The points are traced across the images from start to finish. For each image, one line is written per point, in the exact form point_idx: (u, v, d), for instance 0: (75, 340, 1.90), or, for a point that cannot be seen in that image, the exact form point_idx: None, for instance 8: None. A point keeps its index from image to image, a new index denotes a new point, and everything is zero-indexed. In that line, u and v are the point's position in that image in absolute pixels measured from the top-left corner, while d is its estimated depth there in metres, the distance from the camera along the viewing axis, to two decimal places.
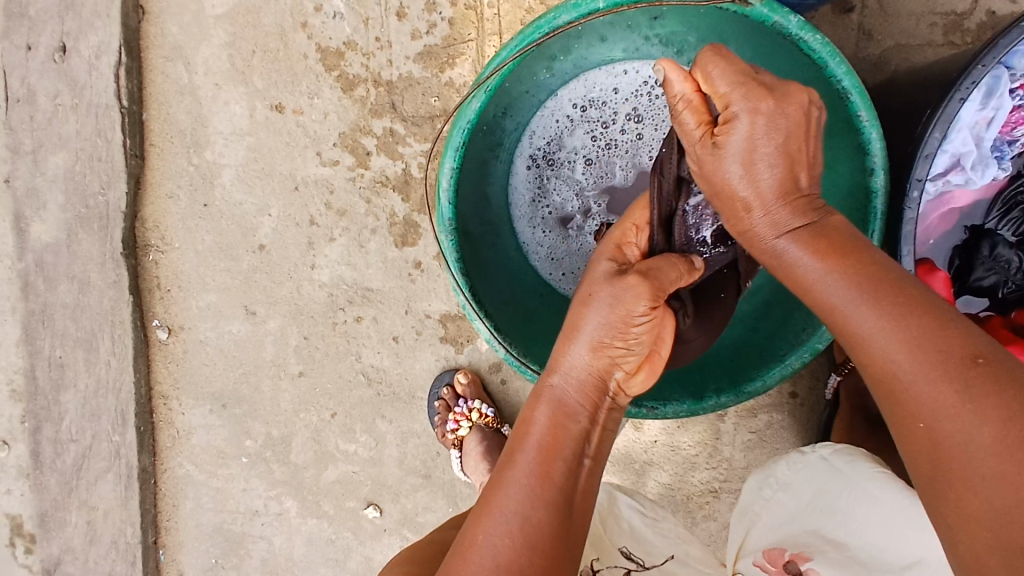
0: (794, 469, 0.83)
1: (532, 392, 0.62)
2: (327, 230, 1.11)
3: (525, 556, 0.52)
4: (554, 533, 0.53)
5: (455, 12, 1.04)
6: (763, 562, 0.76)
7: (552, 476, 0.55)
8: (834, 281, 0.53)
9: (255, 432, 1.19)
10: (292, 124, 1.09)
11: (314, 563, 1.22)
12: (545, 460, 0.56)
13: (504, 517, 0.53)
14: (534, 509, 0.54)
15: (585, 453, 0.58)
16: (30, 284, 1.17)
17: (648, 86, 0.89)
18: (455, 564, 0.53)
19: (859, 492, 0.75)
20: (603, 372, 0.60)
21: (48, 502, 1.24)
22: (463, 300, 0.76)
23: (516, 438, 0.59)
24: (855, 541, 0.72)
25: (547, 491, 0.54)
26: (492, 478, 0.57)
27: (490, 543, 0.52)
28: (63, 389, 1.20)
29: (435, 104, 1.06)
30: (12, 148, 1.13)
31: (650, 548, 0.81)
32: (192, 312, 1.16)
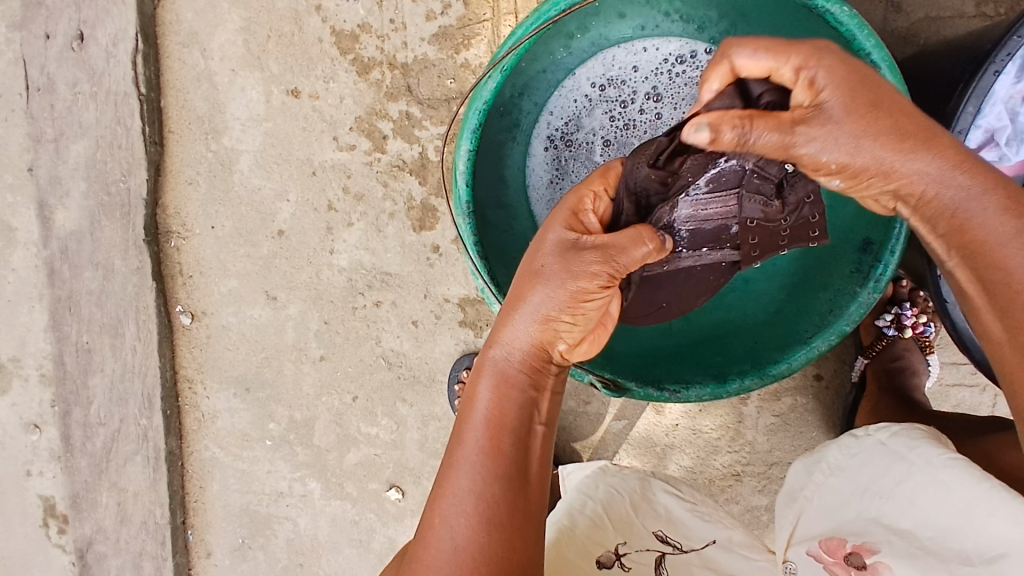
0: (847, 456, 0.77)
1: (474, 371, 0.60)
2: (345, 215, 1.11)
3: (484, 536, 0.53)
4: (509, 506, 0.54)
5: None
6: (817, 551, 0.70)
7: (499, 451, 0.55)
8: (985, 210, 0.52)
9: (279, 416, 1.21)
10: (308, 108, 1.08)
11: (338, 543, 1.24)
12: (492, 441, 0.56)
13: (454, 506, 0.54)
14: (488, 488, 0.54)
15: (531, 422, 0.58)
16: (56, 272, 1.18)
17: (668, 63, 0.85)
18: (417, 552, 0.55)
19: (927, 480, 0.67)
20: (555, 335, 0.59)
21: (80, 484, 1.27)
22: (481, 285, 0.75)
23: (462, 418, 0.58)
24: (923, 530, 0.65)
25: (496, 466, 0.55)
26: (443, 467, 0.57)
27: (449, 531, 0.54)
28: (90, 374, 1.22)
29: (451, 85, 1.05)
30: (34, 137, 1.15)
31: (687, 532, 0.81)
32: (214, 297, 1.17)
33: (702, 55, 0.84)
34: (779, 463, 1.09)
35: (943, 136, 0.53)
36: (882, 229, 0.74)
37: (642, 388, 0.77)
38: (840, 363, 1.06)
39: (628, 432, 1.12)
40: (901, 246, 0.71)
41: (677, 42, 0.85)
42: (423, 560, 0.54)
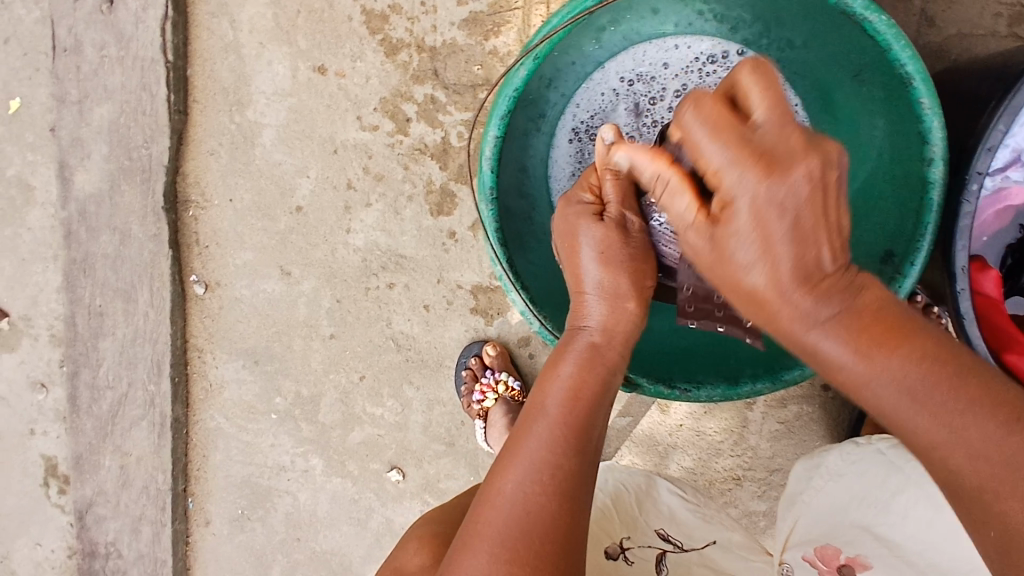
0: (847, 463, 0.81)
1: (557, 351, 0.66)
2: (364, 195, 1.11)
3: (552, 494, 0.54)
4: (580, 470, 0.56)
5: None
6: (812, 557, 0.75)
7: (575, 422, 0.58)
8: (869, 369, 0.48)
9: (286, 390, 1.22)
10: (334, 86, 1.08)
11: (337, 520, 1.25)
12: (568, 414, 0.58)
13: (526, 456, 0.56)
14: (561, 458, 0.56)
15: (607, 402, 0.62)
16: (73, 233, 1.19)
17: (699, 63, 0.85)
18: (479, 508, 0.55)
19: (921, 497, 0.73)
20: (611, 292, 0.67)
21: (84, 445, 1.29)
22: (500, 272, 0.75)
23: (539, 392, 0.61)
24: (912, 544, 0.71)
25: (574, 441, 0.57)
26: (513, 437, 0.59)
27: (515, 482, 0.55)
28: (101, 337, 1.23)
29: (478, 72, 1.04)
30: (59, 98, 1.15)
31: (689, 531, 0.82)
32: (228, 269, 1.18)
33: (734, 57, 0.84)
34: (780, 469, 1.09)
35: (836, 236, 0.48)
36: (905, 243, 0.74)
37: (653, 385, 0.78)
38: None
39: (631, 429, 1.12)
40: (921, 261, 0.71)
41: (709, 41, 0.84)
42: (484, 518, 0.54)
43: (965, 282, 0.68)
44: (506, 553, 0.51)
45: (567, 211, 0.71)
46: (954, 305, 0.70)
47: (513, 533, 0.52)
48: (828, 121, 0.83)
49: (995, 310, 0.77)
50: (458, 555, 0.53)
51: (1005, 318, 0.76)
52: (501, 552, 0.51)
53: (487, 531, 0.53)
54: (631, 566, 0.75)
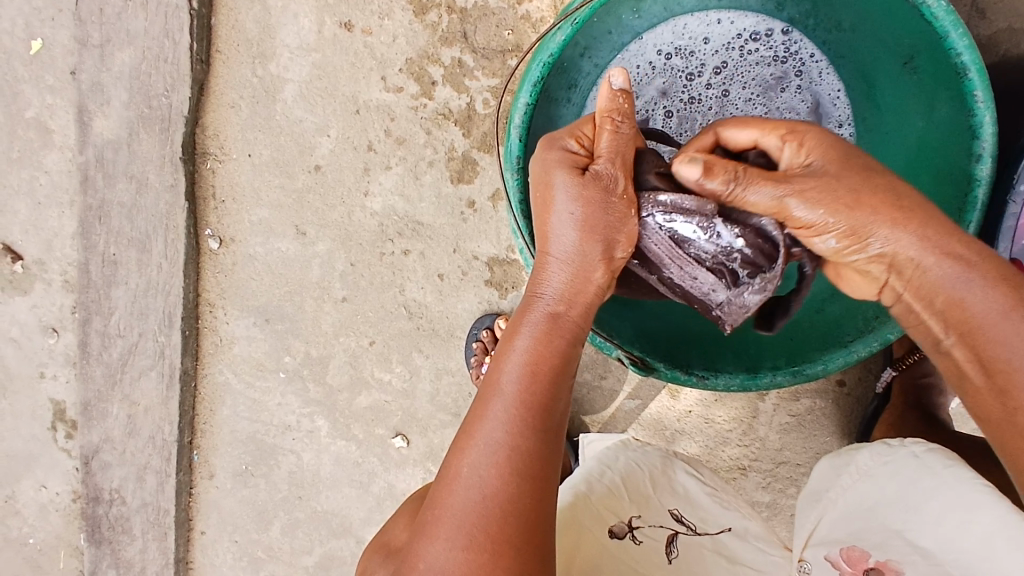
0: (879, 463, 0.74)
1: (514, 318, 0.63)
2: (384, 158, 1.09)
3: (512, 483, 0.54)
4: (542, 459, 0.55)
5: None
6: (835, 558, 0.68)
7: (535, 399, 0.57)
8: (975, 283, 0.53)
9: (296, 350, 1.21)
10: (359, 44, 1.06)
11: (339, 482, 1.26)
12: (526, 391, 0.57)
13: (484, 445, 0.55)
14: (519, 439, 0.55)
15: (568, 378, 0.59)
16: (90, 179, 1.18)
17: (741, 40, 0.82)
18: (438, 499, 0.55)
19: (957, 499, 0.63)
20: (577, 257, 0.62)
21: (92, 392, 1.29)
22: (521, 245, 0.73)
23: (495, 367, 0.59)
24: (946, 552, 0.61)
25: (530, 419, 0.56)
26: (470, 418, 0.57)
27: (475, 474, 0.54)
28: (114, 285, 1.23)
29: (508, 37, 1.01)
30: (80, 40, 1.13)
31: (704, 515, 0.81)
32: (244, 225, 1.17)
33: (778, 36, 0.82)
34: (787, 462, 1.08)
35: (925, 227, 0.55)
36: None
37: (670, 369, 0.77)
38: (864, 372, 1.04)
39: (639, 412, 1.11)
40: None
41: (753, 18, 0.82)
42: (445, 504, 0.54)
43: None
44: (463, 541, 0.52)
45: (551, 155, 0.63)
46: None
47: (472, 519, 0.53)
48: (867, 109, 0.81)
49: None
50: (422, 540, 0.54)
51: None
52: (460, 539, 0.52)
53: (448, 517, 0.54)
54: (639, 546, 0.75)
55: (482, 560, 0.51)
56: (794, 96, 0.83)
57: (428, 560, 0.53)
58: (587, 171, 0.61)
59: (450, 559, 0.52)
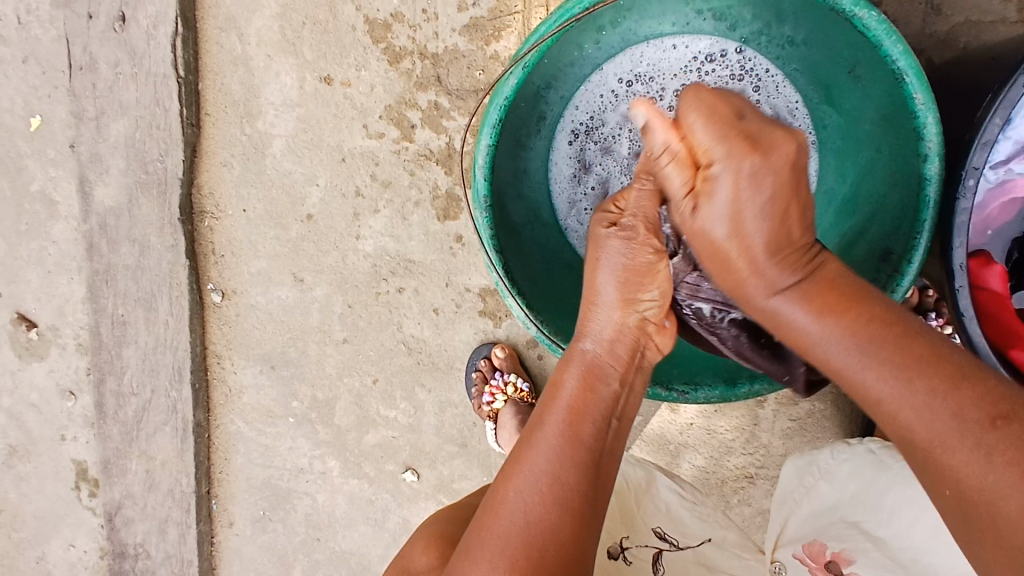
0: (839, 461, 0.86)
1: (559, 361, 0.65)
2: (372, 201, 1.12)
3: (553, 513, 0.54)
4: (582, 494, 0.56)
5: None
6: (802, 555, 0.79)
7: (582, 435, 0.58)
8: (835, 344, 0.57)
9: (302, 394, 1.25)
10: (340, 95, 1.10)
11: (354, 520, 1.30)
12: (573, 427, 0.58)
13: (529, 478, 0.56)
14: (562, 471, 0.56)
15: (614, 421, 0.61)
16: (95, 246, 1.23)
17: (697, 62, 0.85)
18: (484, 524, 0.56)
19: (907, 491, 0.78)
20: (625, 300, 0.64)
21: (111, 450, 1.33)
22: (496, 280, 0.75)
23: (543, 406, 0.61)
24: (896, 541, 0.77)
25: (575, 452, 0.57)
26: (517, 449, 0.59)
27: (520, 503, 0.55)
28: (124, 345, 1.27)
29: (479, 77, 1.05)
30: (77, 115, 1.18)
31: (685, 529, 0.81)
32: (243, 277, 1.21)
33: (732, 56, 0.84)
34: None
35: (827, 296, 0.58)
36: (904, 240, 0.72)
37: (650, 386, 0.80)
38: None
39: (641, 429, 1.12)
40: (919, 259, 0.69)
41: (707, 40, 0.84)
42: (490, 527, 0.55)
43: (964, 278, 0.67)
44: (506, 563, 0.53)
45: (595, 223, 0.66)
46: (952, 302, 0.69)
47: (517, 543, 0.53)
48: (826, 112, 0.83)
49: (1000, 306, 0.77)
50: (463, 562, 0.55)
51: (1012, 315, 0.77)
52: (502, 561, 0.53)
53: (492, 540, 0.54)
54: (630, 566, 0.77)
55: None
56: None
57: None
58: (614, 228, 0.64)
59: None
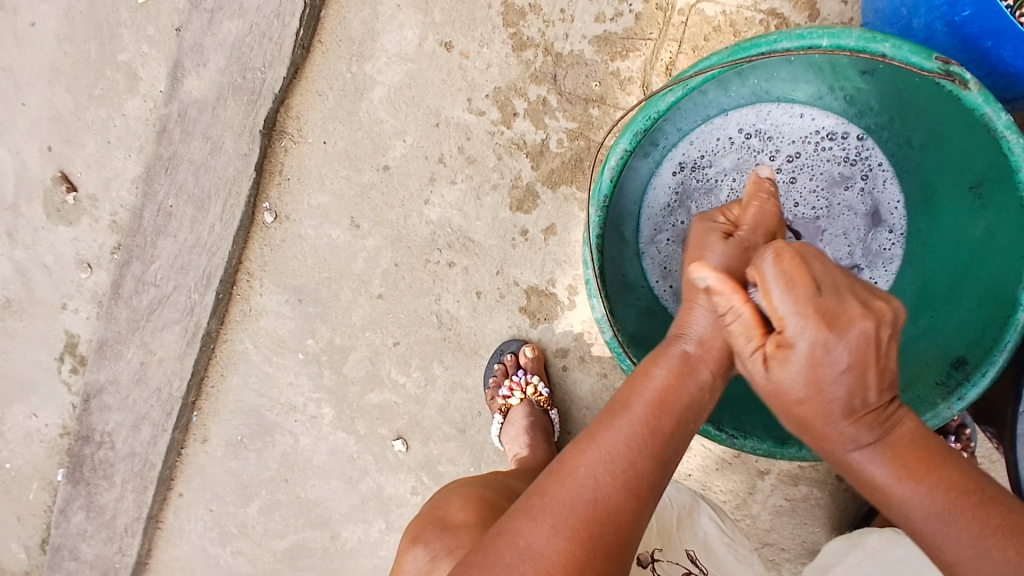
0: (888, 544, 0.84)
1: (651, 355, 0.65)
2: (452, 172, 1.13)
3: (622, 494, 0.52)
4: (648, 482, 0.54)
5: (645, 8, 1.01)
6: None
7: (660, 430, 0.57)
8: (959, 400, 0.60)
9: (320, 335, 1.25)
10: (455, 64, 1.11)
11: (330, 472, 1.31)
12: (653, 417, 0.58)
13: (604, 453, 0.54)
14: (636, 457, 0.55)
15: (689, 426, 0.61)
16: (167, 131, 1.22)
17: (818, 136, 0.87)
18: (544, 490, 0.53)
19: None
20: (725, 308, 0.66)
21: (111, 333, 1.32)
22: (588, 280, 0.74)
23: (629, 390, 0.61)
24: None
25: (651, 442, 0.56)
26: (586, 429, 0.57)
27: (590, 475, 0.53)
28: (162, 235, 1.26)
29: (594, 88, 1.05)
30: (193, 3, 1.19)
31: (718, 564, 0.84)
32: (302, 207, 1.22)
33: (852, 140, 0.87)
34: (772, 544, 1.10)
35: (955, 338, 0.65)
36: (981, 353, 0.74)
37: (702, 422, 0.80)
38: None
39: None
40: (993, 373, 0.71)
41: (834, 119, 0.87)
42: (554, 493, 0.52)
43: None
44: (567, 530, 0.50)
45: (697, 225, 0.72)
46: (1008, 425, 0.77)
47: (580, 514, 0.51)
48: (923, 220, 0.86)
49: None
50: (518, 519, 0.51)
51: None
52: (561, 528, 0.50)
53: (555, 504, 0.51)
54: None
55: (579, 554, 0.49)
56: (856, 197, 0.88)
57: (527, 538, 0.50)
58: (731, 237, 0.67)
59: (548, 544, 0.49)
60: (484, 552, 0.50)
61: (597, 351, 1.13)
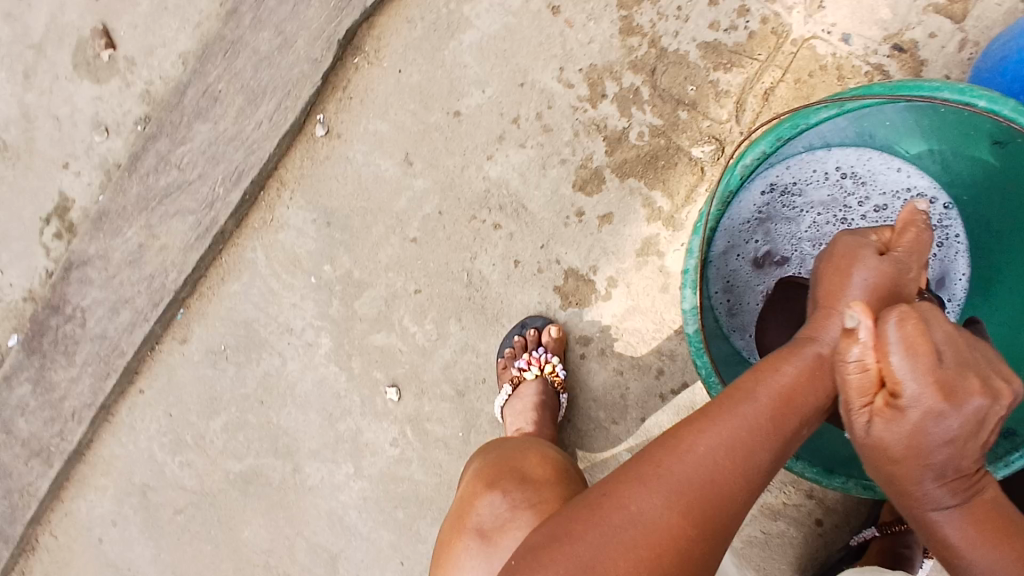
0: None
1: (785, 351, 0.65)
2: (523, 136, 1.11)
3: (735, 480, 0.53)
4: (759, 474, 0.55)
5: (760, 28, 1.02)
6: None
7: (785, 425, 0.57)
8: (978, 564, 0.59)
9: (339, 263, 1.21)
10: (557, 30, 1.08)
11: (310, 404, 1.26)
12: (778, 409, 0.57)
13: (726, 439, 0.54)
14: (755, 445, 0.55)
15: (807, 425, 0.60)
16: (237, 14, 1.16)
17: (908, 193, 0.88)
18: (660, 459, 0.54)
19: None
20: (863, 328, 0.65)
21: (115, 206, 1.23)
22: (688, 267, 0.71)
23: (758, 373, 0.61)
24: None
25: (772, 436, 0.56)
26: (706, 407, 0.57)
27: (709, 455, 0.54)
28: (201, 119, 1.19)
29: (689, 92, 1.05)
30: None
31: None
32: (357, 129, 1.17)
33: (938, 206, 0.88)
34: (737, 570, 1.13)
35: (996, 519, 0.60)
36: None
37: None
38: (843, 522, 1.09)
39: None
40: None
41: (926, 181, 0.88)
42: (668, 464, 0.53)
43: None
44: (678, 502, 0.52)
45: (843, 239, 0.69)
46: None
47: (693, 489, 0.52)
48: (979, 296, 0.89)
49: None
50: (631, 482, 0.53)
51: None
52: (672, 501, 0.52)
53: (669, 477, 0.53)
54: None
55: (684, 526, 0.51)
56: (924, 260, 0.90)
57: (639, 504, 0.52)
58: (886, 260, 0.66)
59: (657, 510, 0.51)
60: (597, 511, 0.52)
61: (619, 348, 1.13)
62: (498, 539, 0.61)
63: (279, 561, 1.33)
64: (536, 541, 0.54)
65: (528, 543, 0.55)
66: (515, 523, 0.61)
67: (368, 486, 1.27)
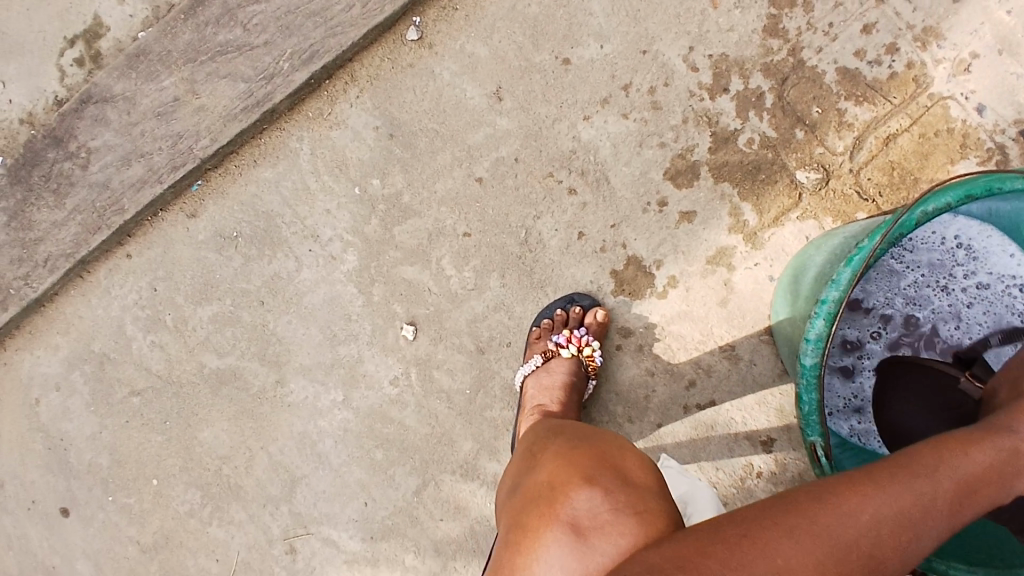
0: None
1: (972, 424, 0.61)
2: (628, 105, 1.05)
3: (889, 550, 0.50)
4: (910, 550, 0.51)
5: (904, 71, 0.99)
6: None
7: (953, 513, 0.53)
8: None
9: (390, 180, 1.11)
10: (698, 8, 1.03)
11: (314, 320, 1.16)
12: (952, 490, 0.54)
13: (889, 509, 0.50)
14: (914, 519, 0.51)
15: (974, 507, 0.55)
16: None
17: (1014, 281, 0.85)
18: (811, 512, 0.50)
19: None
20: None
21: (159, 48, 1.12)
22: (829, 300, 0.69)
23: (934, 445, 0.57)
24: None
25: (935, 514, 0.52)
26: (866, 473, 0.53)
27: (869, 523, 0.50)
28: None
29: (813, 113, 1.01)
30: None
31: None
32: (453, 45, 1.08)
33: None
34: None
35: None
36: None
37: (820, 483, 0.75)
38: None
39: None
40: None
41: None
42: (822, 519, 0.50)
43: None
44: (827, 565, 0.48)
45: None
46: None
47: (845, 554, 0.48)
48: None
49: None
50: (776, 530, 0.49)
51: None
52: (819, 556, 0.48)
53: (823, 534, 0.49)
54: None
55: None
56: None
57: (785, 552, 0.48)
58: None
59: (803, 561, 0.47)
60: (731, 546, 0.49)
61: (658, 349, 1.07)
62: (597, 541, 0.58)
63: (233, 470, 1.21)
64: (657, 559, 0.51)
65: (640, 562, 0.52)
66: (617, 530, 0.59)
67: (352, 419, 1.17)
